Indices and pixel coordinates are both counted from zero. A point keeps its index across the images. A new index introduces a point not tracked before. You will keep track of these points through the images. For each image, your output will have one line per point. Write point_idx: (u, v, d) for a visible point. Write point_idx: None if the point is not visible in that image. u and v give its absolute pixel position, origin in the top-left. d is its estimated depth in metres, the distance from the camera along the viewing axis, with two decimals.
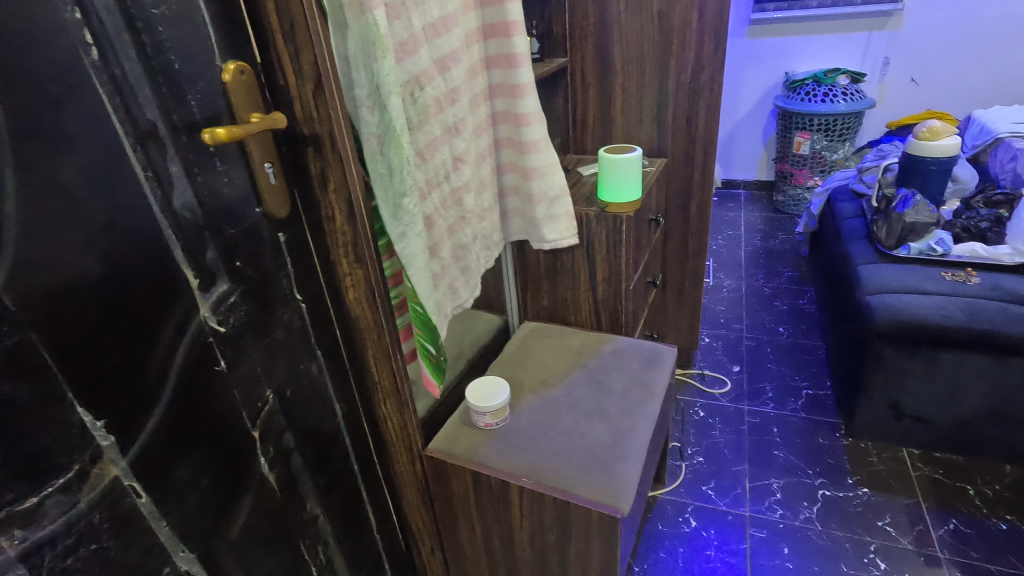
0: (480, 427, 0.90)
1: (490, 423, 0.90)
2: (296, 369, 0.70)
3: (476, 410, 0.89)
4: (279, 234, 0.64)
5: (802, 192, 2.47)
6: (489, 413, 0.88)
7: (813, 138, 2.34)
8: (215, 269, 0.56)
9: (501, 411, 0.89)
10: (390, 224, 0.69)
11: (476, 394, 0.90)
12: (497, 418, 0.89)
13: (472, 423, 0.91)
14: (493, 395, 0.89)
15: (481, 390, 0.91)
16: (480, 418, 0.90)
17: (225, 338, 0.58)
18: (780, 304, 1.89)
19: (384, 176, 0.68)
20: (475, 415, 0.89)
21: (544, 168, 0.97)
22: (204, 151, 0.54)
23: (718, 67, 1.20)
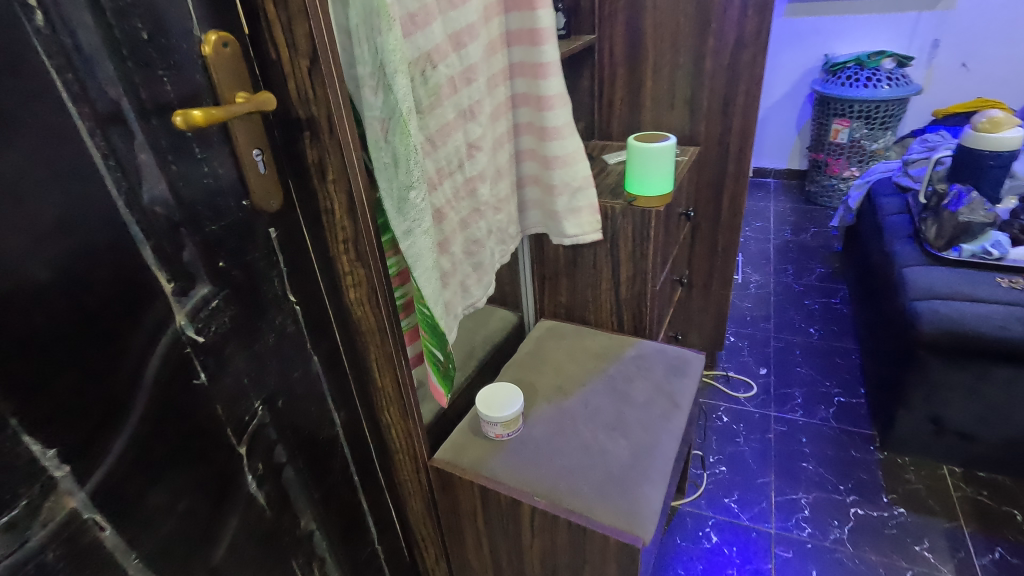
0: (490, 438, 0.84)
1: (501, 434, 0.83)
2: (290, 378, 0.63)
3: (486, 420, 0.82)
4: (270, 229, 0.57)
5: (836, 183, 2.34)
6: (500, 424, 0.81)
7: (852, 126, 2.20)
8: (193, 271, 0.49)
9: (514, 422, 0.82)
10: (394, 220, 0.62)
11: (486, 402, 0.83)
12: (509, 429, 0.83)
13: (482, 432, 0.85)
14: (505, 404, 0.82)
15: (492, 398, 0.84)
16: (490, 428, 0.83)
17: (205, 348, 0.52)
18: (811, 303, 1.79)
19: (388, 166, 0.60)
20: (485, 424, 0.83)
21: (566, 157, 0.89)
22: (179, 136, 0.47)
23: (761, 48, 1.09)
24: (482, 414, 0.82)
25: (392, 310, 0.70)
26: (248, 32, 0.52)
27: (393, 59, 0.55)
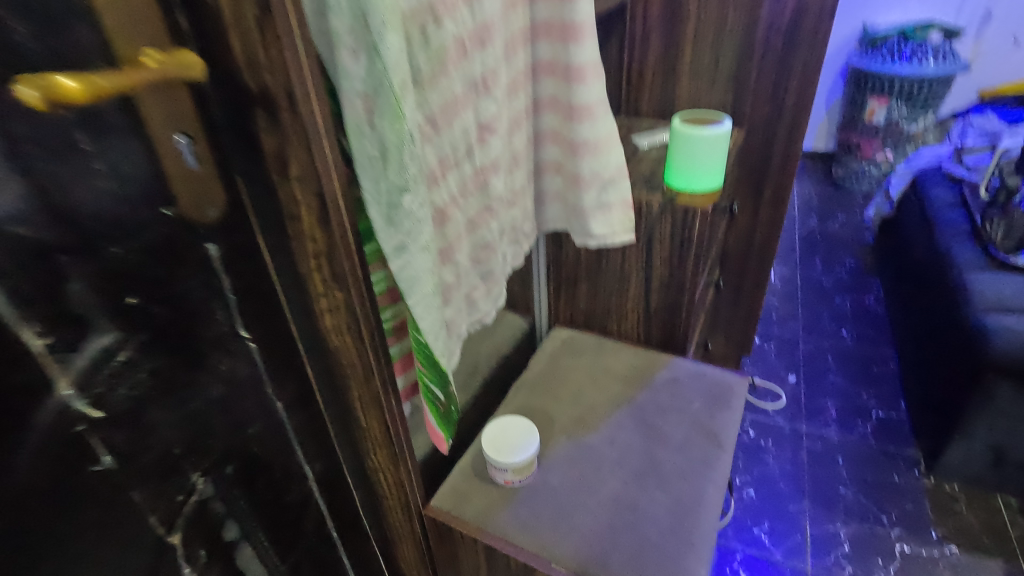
0: (498, 483, 0.70)
1: (511, 481, 0.69)
2: (244, 435, 0.48)
3: (494, 465, 0.68)
4: (208, 245, 0.41)
5: (866, 167, 2.18)
6: (511, 470, 0.68)
7: (890, 106, 2.02)
8: (87, 315, 0.34)
9: (527, 466, 0.69)
10: (382, 233, 0.46)
11: (495, 441, 0.69)
12: (522, 474, 0.69)
13: (488, 475, 0.71)
14: (518, 446, 0.69)
15: (501, 437, 0.70)
16: (499, 472, 0.69)
17: (109, 421, 0.36)
18: (841, 300, 1.65)
19: (375, 160, 0.43)
20: (492, 467, 0.69)
21: (597, 142, 0.72)
22: (49, 117, 0.30)
23: (826, 14, 0.92)
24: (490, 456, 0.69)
25: (379, 341, 0.55)
26: None
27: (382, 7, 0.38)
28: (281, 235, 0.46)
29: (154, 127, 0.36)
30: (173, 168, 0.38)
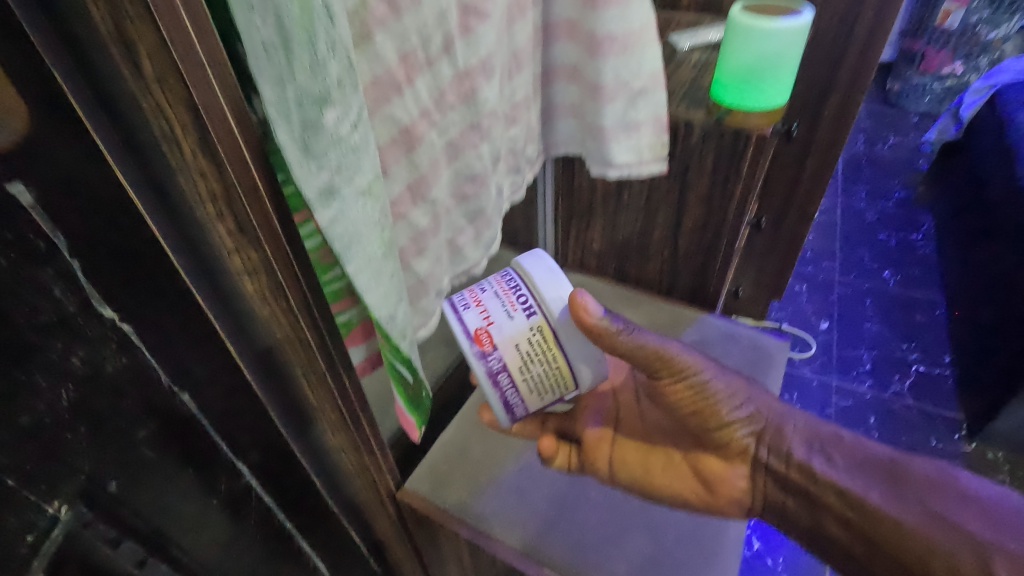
0: (476, 314, 0.53)
1: (493, 349, 0.52)
2: (144, 442, 0.36)
3: (534, 335, 0.53)
4: (12, 184, 0.26)
5: (929, 82, 1.88)
6: (517, 346, 0.53)
7: (970, 6, 1.69)
8: None
9: (554, 376, 0.54)
10: (298, 168, 0.29)
11: (537, 274, 0.56)
12: (538, 360, 0.53)
13: (486, 298, 0.55)
14: (572, 330, 0.54)
15: (555, 286, 0.55)
16: (507, 274, 0.57)
17: None
18: (886, 237, 1.47)
19: (279, 51, 0.26)
20: (512, 301, 0.55)
21: (627, 39, 0.54)
22: None
23: None
24: (517, 268, 0.58)
25: (313, 301, 0.42)
26: None
27: None
28: (151, 153, 0.30)
29: None
30: None
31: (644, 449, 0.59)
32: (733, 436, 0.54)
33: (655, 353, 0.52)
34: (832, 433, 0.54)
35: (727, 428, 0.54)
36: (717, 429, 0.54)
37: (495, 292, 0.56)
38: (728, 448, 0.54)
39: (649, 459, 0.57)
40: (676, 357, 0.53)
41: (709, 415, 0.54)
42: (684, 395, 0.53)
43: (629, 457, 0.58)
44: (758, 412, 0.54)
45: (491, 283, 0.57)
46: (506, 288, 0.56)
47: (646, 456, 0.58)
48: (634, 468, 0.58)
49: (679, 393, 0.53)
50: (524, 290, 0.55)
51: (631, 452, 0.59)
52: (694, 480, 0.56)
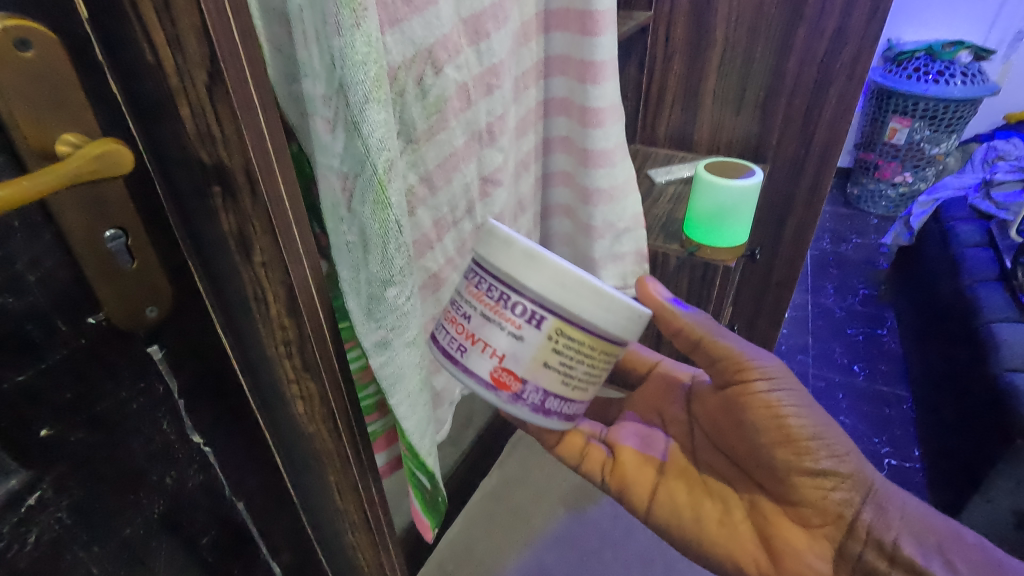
0: (483, 358, 0.42)
1: (522, 382, 0.42)
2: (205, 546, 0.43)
3: (558, 345, 0.41)
4: (151, 347, 0.35)
5: (883, 189, 2.08)
6: (546, 364, 0.41)
7: (912, 126, 1.91)
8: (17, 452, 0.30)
9: (599, 364, 0.43)
10: (362, 325, 0.38)
11: (515, 268, 0.40)
12: (580, 361, 0.42)
13: (476, 327, 0.42)
14: (596, 316, 0.41)
15: (546, 277, 0.40)
16: (472, 268, 0.43)
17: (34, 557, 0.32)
18: (854, 333, 1.58)
19: (355, 249, 0.36)
20: (509, 317, 0.41)
21: (614, 191, 0.64)
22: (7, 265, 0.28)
23: (867, 45, 0.88)
24: (478, 256, 0.43)
25: (358, 434, 0.46)
26: (85, 2, 0.27)
27: (362, 79, 0.31)
28: (246, 316, 0.37)
29: (79, 240, 0.30)
30: (98, 270, 0.31)
31: (693, 492, 0.58)
32: (814, 491, 0.50)
33: (732, 357, 0.53)
34: (959, 536, 0.50)
35: (814, 477, 0.50)
36: (797, 473, 0.50)
37: (479, 312, 0.42)
38: (807, 507, 0.51)
39: (699, 509, 0.56)
40: (758, 369, 0.52)
41: (797, 455, 0.50)
42: (763, 411, 0.51)
43: (674, 494, 0.58)
44: (853, 476, 0.50)
45: (464, 294, 0.43)
46: (491, 302, 0.41)
47: (697, 503, 0.57)
48: (672, 507, 0.57)
49: (760, 410, 0.51)
50: (512, 292, 0.41)
51: (678, 491, 0.58)
52: (757, 545, 0.53)
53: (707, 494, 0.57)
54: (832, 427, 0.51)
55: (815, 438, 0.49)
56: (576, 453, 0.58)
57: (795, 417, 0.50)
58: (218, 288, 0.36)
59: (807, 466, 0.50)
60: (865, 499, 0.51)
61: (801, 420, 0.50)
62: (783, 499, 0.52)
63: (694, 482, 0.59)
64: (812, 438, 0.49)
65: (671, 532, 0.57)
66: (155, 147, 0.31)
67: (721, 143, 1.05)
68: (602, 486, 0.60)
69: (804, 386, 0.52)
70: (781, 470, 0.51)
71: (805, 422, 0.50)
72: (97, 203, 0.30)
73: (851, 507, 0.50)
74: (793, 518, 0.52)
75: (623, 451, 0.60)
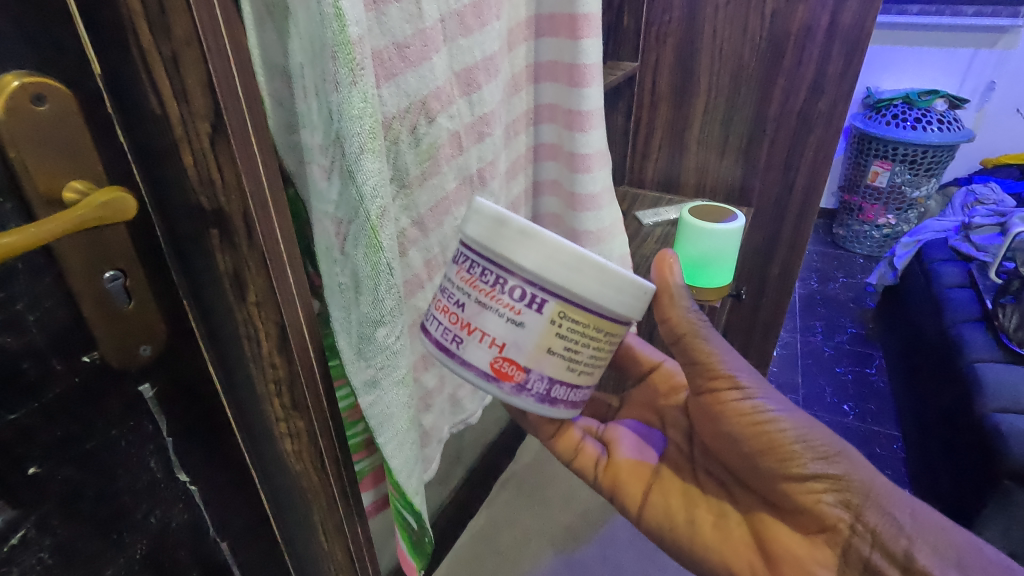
0: (483, 349, 0.40)
1: (526, 371, 0.40)
2: None
3: (561, 328, 0.39)
4: (142, 386, 0.35)
5: (867, 229, 2.13)
6: (551, 350, 0.40)
7: (893, 170, 1.98)
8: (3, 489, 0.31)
9: (602, 346, 0.42)
10: (351, 363, 0.39)
11: (505, 248, 0.38)
12: (585, 344, 0.41)
13: (471, 316, 0.40)
14: (599, 295, 0.39)
15: (546, 257, 0.37)
16: (459, 252, 0.41)
17: None
18: (843, 372, 1.59)
19: (347, 289, 0.37)
20: (506, 302, 0.39)
21: (601, 232, 0.66)
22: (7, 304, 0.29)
23: (843, 96, 0.92)
24: (466, 236, 0.40)
25: (345, 472, 0.46)
26: (98, 60, 0.29)
27: (358, 131, 0.32)
28: (236, 354, 0.37)
29: (78, 280, 0.31)
30: (95, 309, 0.32)
31: (685, 495, 0.57)
32: (806, 495, 0.48)
33: (708, 363, 0.50)
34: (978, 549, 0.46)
35: (804, 483, 0.48)
36: (785, 479, 0.49)
37: (472, 299, 0.40)
38: (803, 515, 0.49)
39: (692, 512, 0.56)
40: (733, 378, 0.50)
41: (781, 460, 0.49)
42: (739, 419, 0.50)
43: (666, 498, 0.57)
44: (848, 478, 0.48)
45: (453, 279, 0.41)
46: (485, 287, 0.39)
47: (689, 507, 0.56)
48: (664, 510, 0.57)
49: (737, 418, 0.50)
50: (509, 275, 0.38)
51: (671, 494, 0.58)
52: (752, 550, 0.51)
53: (700, 497, 0.56)
54: (816, 428, 0.50)
55: (798, 441, 0.49)
56: (568, 449, 0.58)
57: (776, 421, 0.49)
58: (210, 327, 0.37)
59: (794, 471, 0.48)
60: (865, 502, 0.48)
61: (790, 424, 0.49)
62: (777, 504, 0.51)
63: (688, 486, 0.58)
64: (795, 442, 0.49)
65: (664, 535, 0.56)
66: (156, 192, 0.32)
67: (706, 186, 1.09)
68: (595, 485, 0.60)
69: (787, 397, 0.51)
70: (770, 476, 0.50)
71: (786, 426, 0.49)
72: (97, 244, 0.31)
73: (849, 511, 0.48)
74: (789, 523, 0.50)
75: (616, 451, 0.60)
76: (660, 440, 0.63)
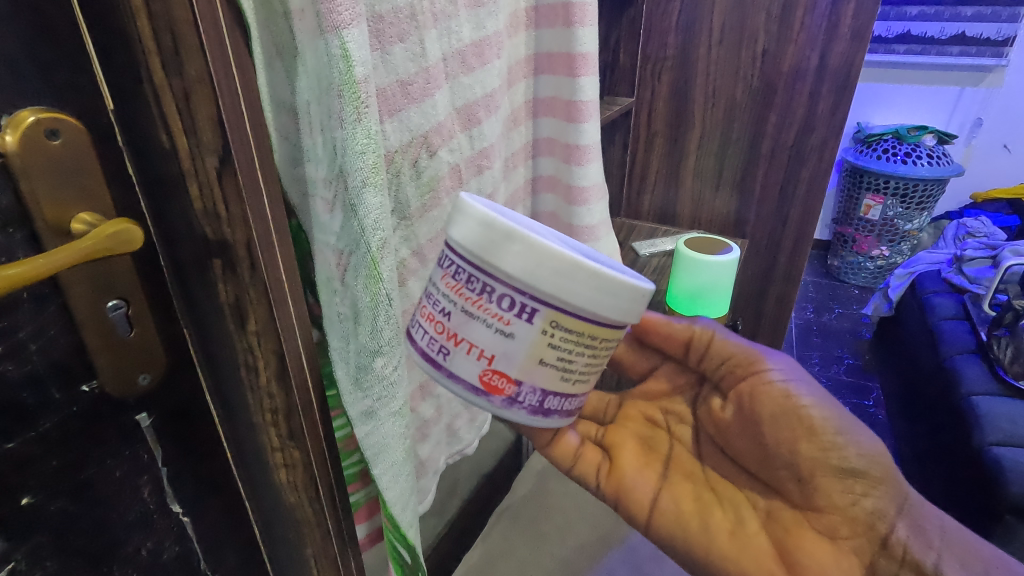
0: (471, 361, 0.38)
1: (517, 384, 0.39)
2: None
3: (552, 339, 0.38)
4: (139, 415, 0.35)
5: (861, 261, 2.15)
6: (541, 361, 0.38)
7: (885, 203, 2.01)
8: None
9: (597, 352, 0.41)
10: (349, 394, 0.39)
11: (491, 255, 0.36)
12: (579, 353, 0.39)
13: (458, 326, 0.38)
14: (591, 303, 0.37)
15: (535, 265, 0.36)
16: (445, 255, 0.39)
17: None
18: (840, 403, 1.57)
19: (346, 320, 0.38)
20: (494, 312, 0.37)
21: None
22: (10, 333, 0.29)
23: (834, 132, 0.94)
24: (451, 239, 0.39)
25: (339, 504, 0.46)
26: (111, 96, 0.30)
27: (360, 166, 0.33)
28: (234, 383, 0.37)
29: (81, 309, 0.32)
30: (96, 338, 0.32)
31: (698, 501, 0.54)
32: (842, 495, 0.47)
33: (744, 353, 0.54)
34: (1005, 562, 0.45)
35: (842, 479, 0.47)
36: (823, 474, 0.47)
37: (458, 308, 0.38)
38: (836, 516, 0.47)
39: (707, 519, 0.52)
40: (770, 365, 0.52)
41: (823, 449, 0.47)
42: (780, 401, 0.50)
43: (678, 501, 0.54)
44: (885, 482, 0.47)
45: (439, 285, 0.39)
46: (472, 296, 0.38)
47: (704, 512, 0.53)
48: (675, 516, 0.53)
49: (774, 402, 0.50)
50: (496, 284, 0.37)
51: (682, 498, 0.54)
52: (774, 558, 0.49)
53: (712, 502, 0.53)
54: (856, 424, 0.48)
55: (838, 434, 0.47)
56: (568, 456, 0.53)
57: (812, 411, 0.49)
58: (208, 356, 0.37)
59: (833, 464, 0.47)
60: (898, 512, 0.47)
61: (823, 413, 0.48)
62: (805, 505, 0.49)
63: (700, 492, 0.54)
64: (836, 433, 0.47)
65: (676, 544, 0.52)
66: (161, 224, 0.33)
67: (702, 218, 1.10)
68: (598, 491, 0.55)
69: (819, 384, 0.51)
70: (805, 469, 0.48)
71: (825, 416, 0.48)
72: (101, 274, 0.32)
73: (884, 520, 0.47)
74: (817, 527, 0.48)
75: (621, 454, 0.56)
76: (667, 443, 0.59)
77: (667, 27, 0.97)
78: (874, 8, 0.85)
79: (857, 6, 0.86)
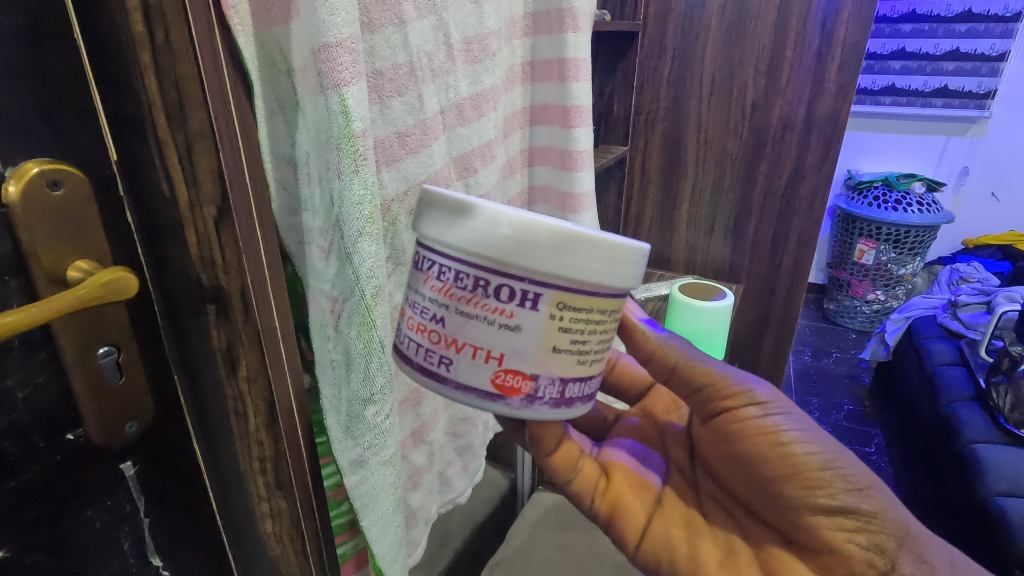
0: (478, 365, 0.35)
1: (533, 379, 0.35)
2: None
3: (562, 323, 0.35)
4: (124, 464, 0.35)
5: (857, 305, 2.15)
6: (553, 347, 0.35)
7: (878, 248, 2.03)
8: None
9: (608, 327, 0.38)
10: (341, 443, 0.39)
11: (476, 242, 0.33)
12: (591, 332, 0.37)
13: (455, 331, 0.35)
14: (597, 275, 0.35)
15: (529, 246, 0.33)
16: (421, 258, 0.36)
17: None
18: None
19: (339, 367, 0.38)
20: (493, 306, 0.34)
21: None
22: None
23: (823, 182, 0.96)
24: (426, 239, 0.36)
25: (326, 560, 0.44)
26: (116, 147, 0.30)
27: (357, 217, 0.34)
28: (222, 428, 0.37)
29: (73, 352, 0.32)
30: (86, 382, 0.32)
31: (688, 526, 0.51)
32: (834, 532, 0.44)
33: (718, 383, 0.47)
34: None
35: (832, 516, 0.44)
36: (811, 512, 0.45)
37: (450, 312, 0.35)
38: (829, 555, 0.44)
39: (696, 546, 0.50)
40: (748, 394, 0.47)
41: (807, 487, 0.45)
42: (760, 439, 0.46)
43: (668, 527, 0.51)
44: (881, 517, 0.44)
45: (421, 292, 0.36)
46: (463, 294, 0.34)
47: (693, 539, 0.50)
48: (665, 541, 0.50)
49: (755, 437, 0.46)
50: (488, 275, 0.34)
51: (673, 526, 0.51)
52: None
53: (700, 528, 0.51)
54: (844, 456, 0.45)
55: (826, 468, 0.44)
56: (569, 466, 0.48)
57: (799, 443, 0.45)
58: (196, 401, 0.37)
59: (821, 501, 0.44)
60: (899, 547, 0.44)
61: (809, 449, 0.45)
62: (796, 541, 0.47)
63: (690, 517, 0.52)
64: (824, 468, 0.44)
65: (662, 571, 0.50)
66: (157, 268, 0.33)
67: (696, 263, 1.12)
68: (589, 511, 0.50)
69: (804, 411, 0.47)
70: (791, 506, 0.46)
71: (812, 450, 0.45)
72: (94, 319, 0.32)
73: (883, 557, 0.44)
74: (808, 563, 0.46)
75: (617, 472, 0.52)
76: (661, 464, 0.56)
77: (660, 80, 1.01)
78: (857, 65, 0.89)
79: (840, 62, 0.90)
